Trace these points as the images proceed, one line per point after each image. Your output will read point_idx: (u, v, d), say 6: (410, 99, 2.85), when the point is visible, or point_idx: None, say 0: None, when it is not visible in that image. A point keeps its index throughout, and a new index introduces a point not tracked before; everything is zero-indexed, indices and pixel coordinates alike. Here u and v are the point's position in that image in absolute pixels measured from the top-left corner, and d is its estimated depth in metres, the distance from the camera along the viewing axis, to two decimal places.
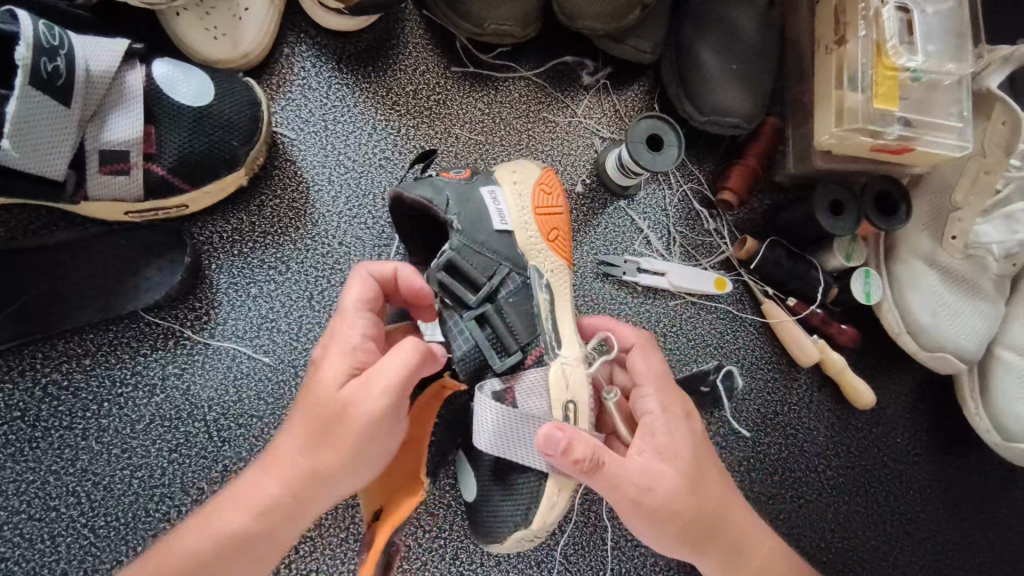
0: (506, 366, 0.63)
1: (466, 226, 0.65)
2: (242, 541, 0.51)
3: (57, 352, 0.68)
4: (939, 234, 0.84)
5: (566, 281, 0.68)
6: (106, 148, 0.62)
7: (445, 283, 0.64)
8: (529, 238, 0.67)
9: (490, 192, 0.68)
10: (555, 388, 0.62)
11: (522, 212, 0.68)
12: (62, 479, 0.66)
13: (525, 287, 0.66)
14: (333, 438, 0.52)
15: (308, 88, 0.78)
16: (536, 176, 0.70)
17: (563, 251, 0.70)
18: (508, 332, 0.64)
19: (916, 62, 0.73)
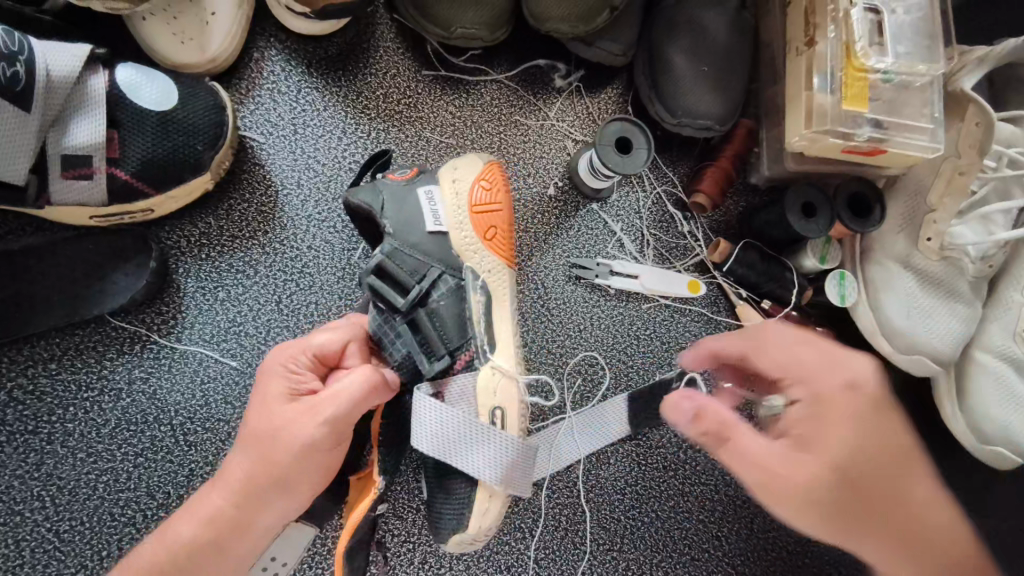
0: (436, 371, 0.64)
1: (398, 230, 0.65)
2: (192, 552, 0.53)
3: (22, 356, 0.68)
4: (914, 236, 0.84)
5: (505, 280, 0.68)
6: (69, 153, 0.62)
7: (378, 285, 0.64)
8: (463, 238, 0.67)
9: (426, 192, 0.68)
10: (483, 394, 0.64)
11: (457, 213, 0.67)
12: (27, 483, 0.66)
13: (457, 288, 0.67)
14: (264, 452, 0.54)
15: (277, 91, 0.78)
16: (475, 172, 0.69)
17: (502, 249, 0.69)
18: (439, 335, 0.65)
19: (886, 64, 0.74)
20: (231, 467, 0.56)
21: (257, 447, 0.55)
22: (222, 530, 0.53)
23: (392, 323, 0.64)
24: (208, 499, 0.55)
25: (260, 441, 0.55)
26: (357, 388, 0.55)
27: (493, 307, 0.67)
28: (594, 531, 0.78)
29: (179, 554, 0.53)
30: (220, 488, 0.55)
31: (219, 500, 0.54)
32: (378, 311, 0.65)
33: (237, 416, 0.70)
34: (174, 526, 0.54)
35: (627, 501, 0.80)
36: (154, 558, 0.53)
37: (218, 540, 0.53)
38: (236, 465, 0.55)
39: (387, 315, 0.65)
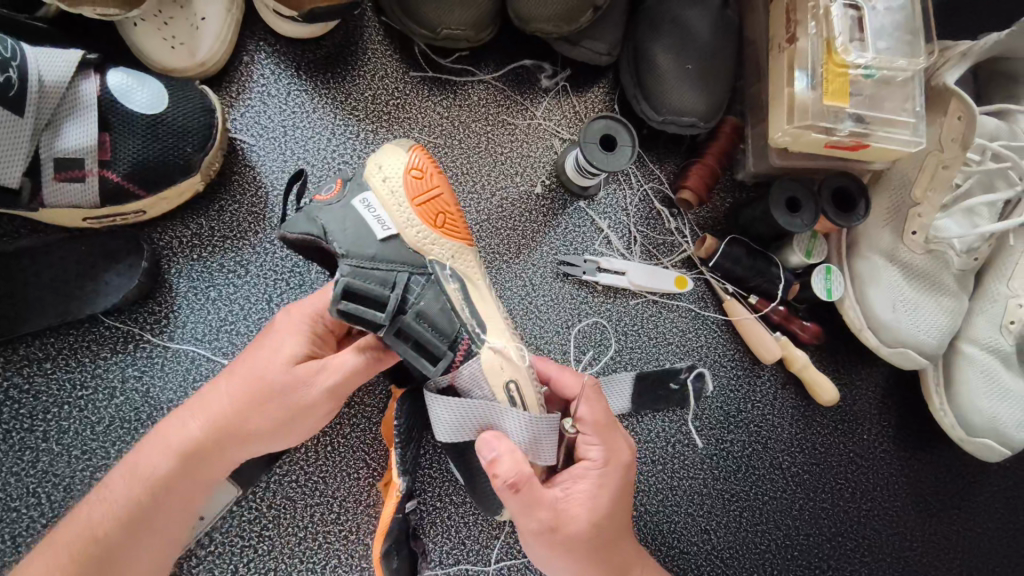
0: (441, 370, 0.60)
1: (349, 247, 0.63)
2: (165, 479, 0.57)
3: (18, 356, 0.69)
4: (900, 230, 0.84)
5: (469, 261, 0.66)
6: (60, 156, 0.64)
7: (349, 308, 0.58)
8: (418, 235, 0.65)
9: (362, 200, 0.65)
10: (494, 375, 0.62)
11: (400, 209, 0.65)
12: (23, 480, 0.67)
13: (429, 285, 0.64)
14: (264, 401, 0.58)
15: (267, 94, 0.79)
16: (404, 161, 0.67)
17: (458, 231, 0.67)
18: (433, 335, 0.61)
19: (865, 59, 0.75)
20: (218, 397, 0.60)
21: (253, 392, 0.59)
22: (194, 460, 0.58)
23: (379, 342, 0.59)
24: (185, 428, 0.59)
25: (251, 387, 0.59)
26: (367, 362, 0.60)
27: (471, 291, 0.65)
28: None
29: (155, 482, 0.57)
30: (201, 419, 0.59)
31: (198, 432, 0.58)
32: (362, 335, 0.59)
33: None
34: (151, 450, 0.58)
35: None
36: (131, 477, 0.57)
37: (192, 470, 0.58)
38: (222, 403, 0.59)
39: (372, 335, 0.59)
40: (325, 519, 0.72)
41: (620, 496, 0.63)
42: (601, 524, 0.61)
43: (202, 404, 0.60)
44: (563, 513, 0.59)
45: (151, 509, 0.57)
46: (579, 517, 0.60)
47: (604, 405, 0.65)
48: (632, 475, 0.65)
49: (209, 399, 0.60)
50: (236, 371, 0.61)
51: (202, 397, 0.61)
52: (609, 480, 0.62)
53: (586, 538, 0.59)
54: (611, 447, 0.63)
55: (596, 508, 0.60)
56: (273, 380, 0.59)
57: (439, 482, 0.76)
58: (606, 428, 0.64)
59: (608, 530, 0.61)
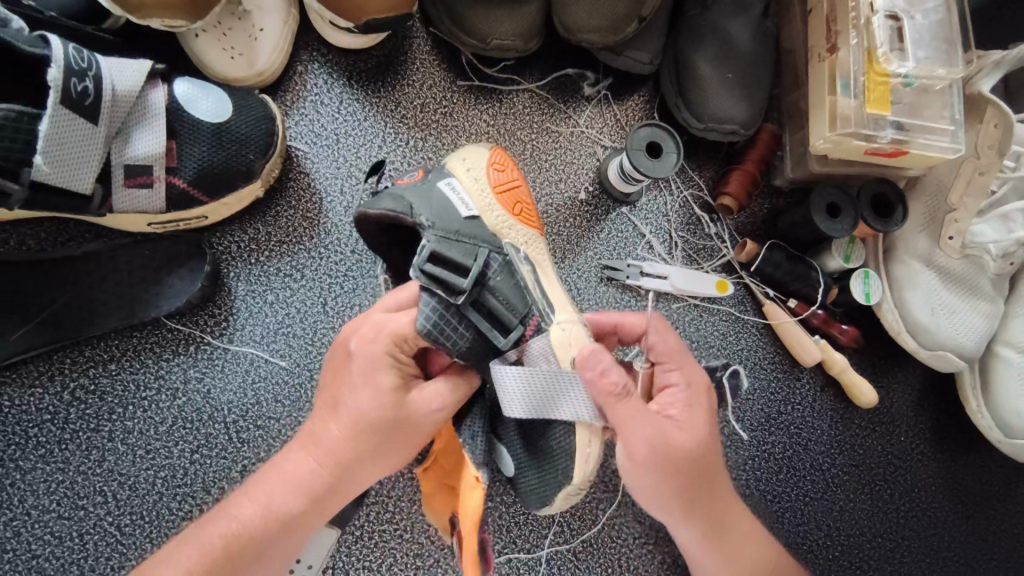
0: (511, 342, 0.62)
1: (436, 221, 0.65)
2: (296, 518, 0.58)
3: (84, 357, 0.71)
4: (937, 235, 0.86)
5: (542, 251, 0.70)
6: (131, 162, 0.66)
7: (435, 271, 0.60)
8: (498, 219, 0.68)
9: (447, 184, 0.68)
10: (561, 350, 0.62)
11: (484, 195, 0.68)
12: (90, 479, 0.68)
13: (507, 264, 0.65)
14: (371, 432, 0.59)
15: (321, 103, 0.81)
16: (486, 158, 0.71)
17: (531, 222, 0.71)
18: (504, 309, 0.63)
19: (906, 68, 0.76)
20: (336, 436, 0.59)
21: (360, 427, 0.59)
22: (318, 497, 0.59)
23: (455, 309, 0.60)
24: (301, 462, 0.59)
25: (359, 425, 0.59)
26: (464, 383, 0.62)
27: (543, 276, 0.68)
28: (631, 527, 0.80)
29: (289, 522, 0.58)
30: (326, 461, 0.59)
31: (320, 470, 0.59)
32: (440, 298, 0.60)
33: (287, 414, 0.73)
34: (276, 492, 0.58)
35: None
36: (260, 506, 0.58)
37: (315, 506, 0.59)
38: (337, 442, 0.59)
39: (449, 300, 0.60)
40: (380, 517, 0.74)
41: (710, 419, 0.62)
42: (700, 449, 0.60)
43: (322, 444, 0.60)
44: (665, 435, 0.58)
45: (279, 544, 0.58)
46: (679, 437, 0.59)
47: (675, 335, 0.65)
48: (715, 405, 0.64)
49: (317, 435, 0.60)
50: (338, 411, 0.60)
51: (314, 432, 0.61)
52: (697, 407, 0.61)
53: (688, 459, 0.59)
54: (688, 373, 0.63)
55: (690, 429, 0.60)
56: (383, 419, 0.59)
57: (490, 482, 0.78)
58: (677, 354, 0.64)
59: (705, 456, 0.60)
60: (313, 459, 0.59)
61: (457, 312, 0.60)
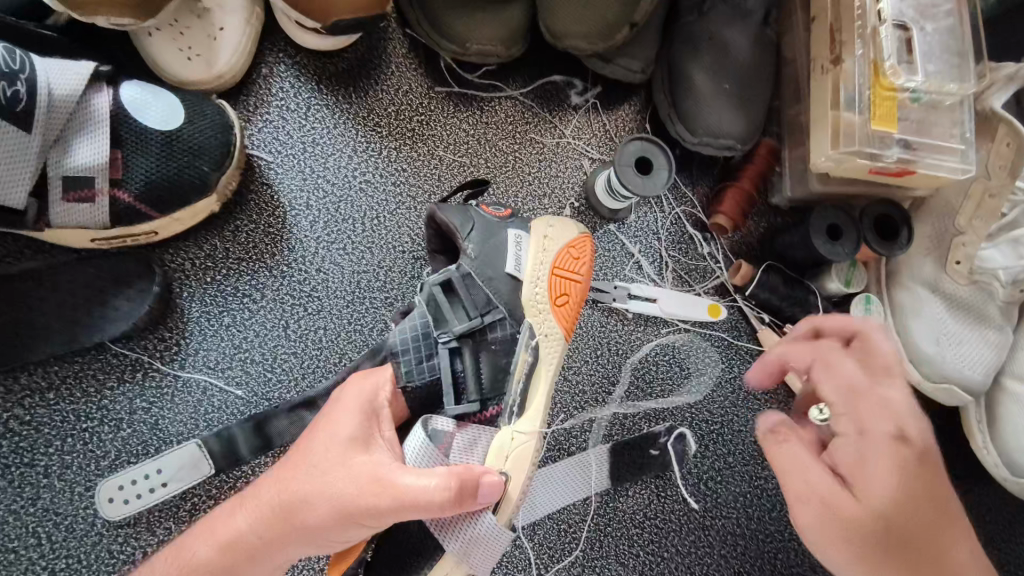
0: (457, 411, 0.60)
1: (480, 260, 0.64)
2: None
3: (19, 385, 0.65)
4: (942, 259, 0.81)
5: (556, 355, 0.64)
6: (71, 174, 0.60)
7: (439, 297, 0.62)
8: (534, 295, 0.65)
9: (516, 236, 0.66)
10: (493, 458, 0.58)
11: (539, 267, 0.66)
12: (22, 519, 0.63)
13: (512, 340, 0.64)
14: (273, 515, 0.50)
15: (286, 109, 0.75)
16: (569, 236, 0.69)
17: (566, 320, 0.66)
18: (474, 380, 0.61)
19: (915, 83, 0.71)
20: (248, 503, 0.52)
21: (308, 465, 0.51)
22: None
23: (433, 339, 0.62)
24: (238, 507, 0.52)
25: (309, 464, 0.51)
26: (431, 491, 0.47)
27: (539, 380, 0.63)
28: (614, 569, 0.75)
29: None
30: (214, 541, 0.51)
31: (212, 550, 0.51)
32: (427, 324, 0.62)
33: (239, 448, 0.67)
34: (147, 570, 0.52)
35: (644, 535, 0.76)
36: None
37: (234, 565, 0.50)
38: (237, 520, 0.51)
39: (434, 330, 0.62)
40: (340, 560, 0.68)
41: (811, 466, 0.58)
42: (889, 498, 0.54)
43: (223, 518, 0.52)
44: (830, 498, 0.56)
45: None
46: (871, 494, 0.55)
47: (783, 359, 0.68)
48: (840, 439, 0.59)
49: (257, 488, 0.53)
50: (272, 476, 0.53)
51: (231, 512, 0.53)
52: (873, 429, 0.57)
53: (863, 530, 0.54)
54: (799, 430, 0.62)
55: (879, 473, 0.55)
56: (329, 481, 0.49)
57: None
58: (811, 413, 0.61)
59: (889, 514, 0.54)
60: (254, 500, 0.52)
61: (435, 345, 0.62)
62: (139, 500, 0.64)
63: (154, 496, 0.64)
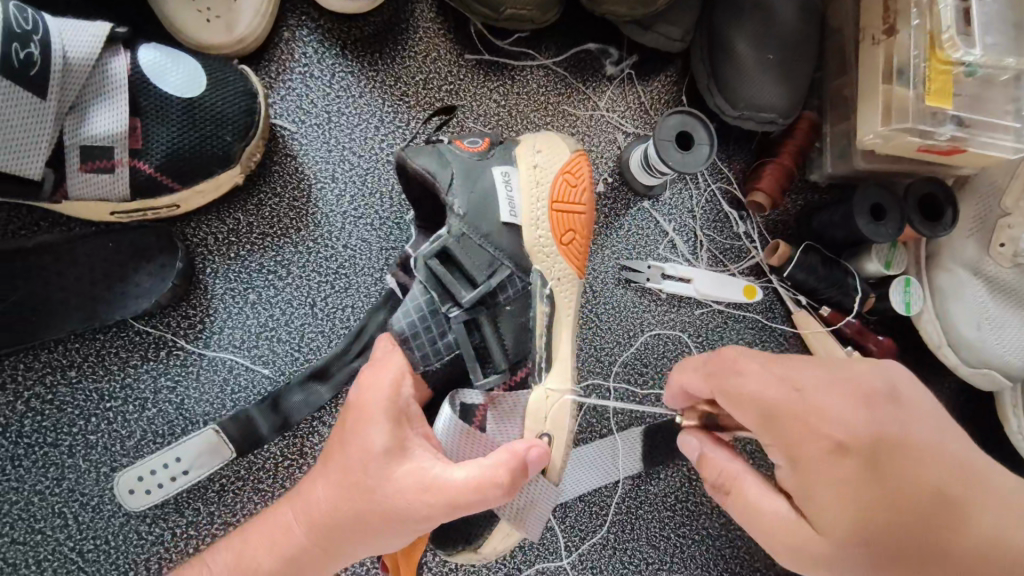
0: (488, 382, 0.57)
1: (470, 213, 0.59)
2: None
3: (40, 363, 0.63)
4: (985, 242, 0.77)
5: (573, 293, 0.62)
6: (87, 143, 0.57)
7: (439, 271, 0.57)
8: (537, 238, 0.61)
9: (503, 172, 0.61)
10: (533, 420, 0.58)
11: (535, 205, 0.61)
12: (47, 500, 0.62)
13: (524, 293, 0.60)
14: (324, 522, 0.49)
15: (310, 76, 0.72)
16: (562, 161, 0.63)
17: (578, 258, 0.63)
18: (497, 345, 0.58)
19: (974, 56, 0.66)
20: (298, 508, 0.51)
21: (350, 486, 0.48)
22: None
23: (442, 317, 0.57)
24: (285, 519, 0.52)
25: (348, 479, 0.48)
26: (471, 494, 0.45)
27: (557, 321, 0.61)
28: (644, 551, 0.74)
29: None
30: (272, 546, 0.51)
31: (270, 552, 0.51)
32: (431, 300, 0.57)
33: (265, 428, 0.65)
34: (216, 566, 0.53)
35: (676, 518, 0.75)
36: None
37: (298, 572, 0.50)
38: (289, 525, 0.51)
39: (440, 305, 0.57)
40: None
41: (848, 482, 0.50)
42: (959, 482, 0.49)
43: (275, 521, 0.52)
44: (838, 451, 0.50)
45: None
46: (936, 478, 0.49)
47: (780, 407, 0.53)
48: (870, 447, 0.50)
49: (304, 490, 0.52)
50: (317, 479, 0.51)
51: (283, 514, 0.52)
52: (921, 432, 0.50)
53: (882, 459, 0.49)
54: (811, 438, 0.51)
55: (941, 465, 0.49)
56: (374, 493, 0.47)
57: None
58: (787, 423, 0.52)
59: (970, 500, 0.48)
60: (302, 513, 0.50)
61: (446, 323, 0.57)
62: (160, 490, 0.62)
63: (174, 485, 0.62)
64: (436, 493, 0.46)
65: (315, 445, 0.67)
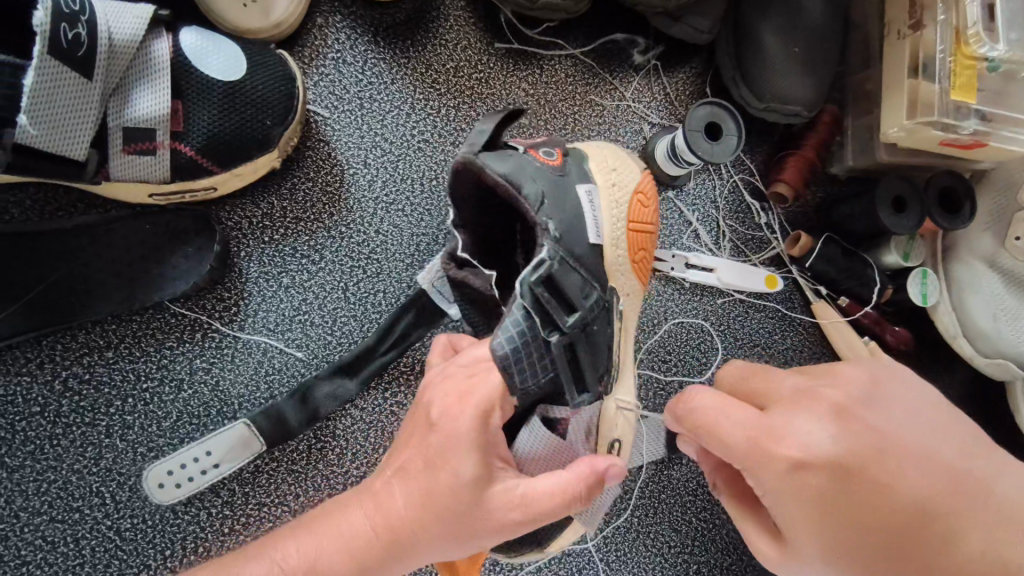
0: (582, 402, 0.57)
1: (561, 233, 0.58)
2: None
3: (77, 344, 0.63)
4: (1002, 235, 0.79)
5: (637, 307, 0.66)
6: (131, 125, 0.57)
7: (545, 297, 0.54)
8: (616, 258, 0.63)
9: (587, 191, 0.62)
10: (605, 429, 0.61)
11: (615, 226, 0.63)
12: (85, 479, 0.62)
13: (608, 312, 0.61)
14: (405, 529, 0.48)
15: (343, 62, 0.72)
16: (634, 181, 0.66)
17: (642, 273, 0.66)
18: (590, 368, 0.58)
19: (997, 52, 0.68)
20: (375, 512, 0.49)
21: (436, 499, 0.48)
22: None
23: (544, 343, 0.54)
24: (354, 526, 0.49)
25: (435, 492, 0.49)
26: (561, 507, 0.49)
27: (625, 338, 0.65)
28: (667, 534, 0.75)
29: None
30: (339, 554, 0.48)
31: (339, 560, 0.48)
32: (535, 327, 0.54)
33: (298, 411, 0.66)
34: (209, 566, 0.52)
35: (698, 503, 0.77)
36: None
37: None
38: (361, 532, 0.49)
39: (543, 331, 0.54)
40: None
41: (826, 501, 0.46)
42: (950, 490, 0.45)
43: (338, 527, 0.50)
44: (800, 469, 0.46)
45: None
46: (912, 490, 0.45)
47: (750, 434, 0.48)
48: (842, 467, 0.46)
49: (376, 496, 0.51)
50: (394, 485, 0.50)
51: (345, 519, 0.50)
52: (902, 431, 0.47)
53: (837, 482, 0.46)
54: (768, 463, 0.47)
55: (906, 471, 0.46)
56: (464, 505, 0.48)
57: None
58: (752, 451, 0.48)
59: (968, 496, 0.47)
60: (371, 521, 0.49)
61: (546, 349, 0.55)
62: (192, 482, 0.63)
63: (205, 478, 0.63)
64: (526, 510, 0.49)
65: (347, 427, 0.67)
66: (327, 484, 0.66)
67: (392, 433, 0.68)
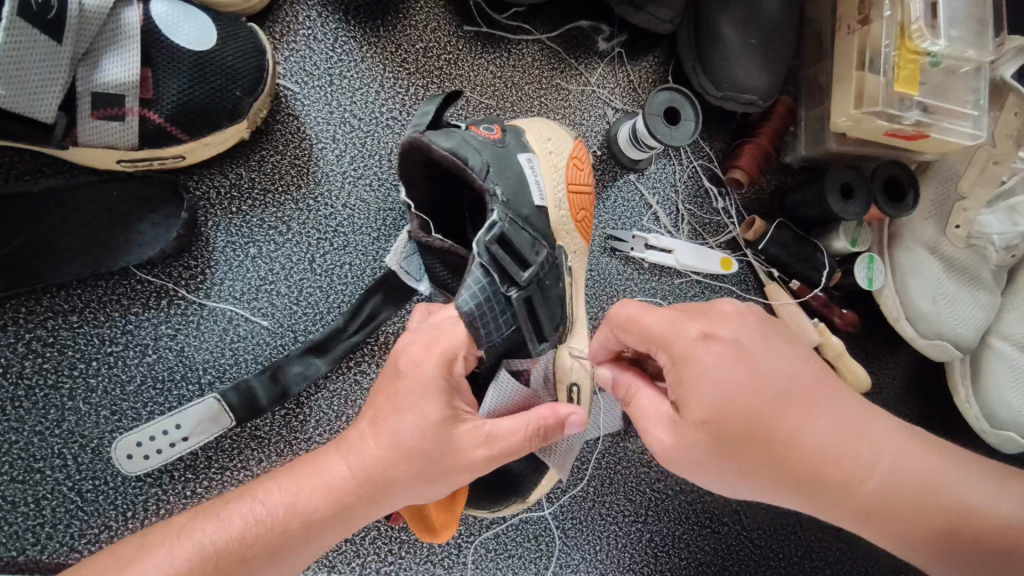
0: (540, 351, 0.61)
1: (509, 197, 0.60)
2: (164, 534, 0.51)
3: (41, 307, 0.64)
4: (943, 223, 0.84)
5: (583, 262, 0.70)
6: (100, 91, 0.58)
7: (500, 254, 0.57)
8: (561, 218, 0.67)
9: (526, 159, 0.65)
10: (561, 377, 0.65)
11: (557, 188, 0.66)
12: (47, 441, 0.63)
13: (558, 265, 0.64)
14: (377, 471, 0.52)
15: (313, 38, 0.73)
16: (569, 149, 0.69)
17: (588, 233, 0.70)
18: (546, 317, 0.61)
19: (938, 46, 0.72)
20: (349, 458, 0.52)
21: (406, 441, 0.52)
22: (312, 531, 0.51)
23: (502, 297, 0.57)
24: (327, 472, 0.52)
25: (405, 435, 0.52)
26: (528, 441, 0.53)
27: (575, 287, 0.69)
28: (622, 504, 0.78)
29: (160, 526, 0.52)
30: (317, 496, 0.52)
31: (315, 502, 0.52)
32: (493, 284, 0.57)
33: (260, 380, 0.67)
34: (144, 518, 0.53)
35: (652, 474, 0.80)
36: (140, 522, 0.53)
37: (337, 525, 0.52)
38: (335, 476, 0.52)
39: (500, 286, 0.57)
40: None
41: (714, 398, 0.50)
42: (801, 398, 0.52)
43: (313, 472, 0.53)
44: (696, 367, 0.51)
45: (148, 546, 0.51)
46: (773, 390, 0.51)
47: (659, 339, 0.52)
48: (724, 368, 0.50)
49: (349, 445, 0.53)
50: (365, 433, 0.53)
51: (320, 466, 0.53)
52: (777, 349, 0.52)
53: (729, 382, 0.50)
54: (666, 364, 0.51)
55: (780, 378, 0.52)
56: (434, 446, 0.51)
57: None
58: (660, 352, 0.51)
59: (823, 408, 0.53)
60: (347, 467, 0.52)
61: (505, 304, 0.57)
62: (160, 455, 0.64)
63: (173, 451, 0.64)
64: (493, 446, 0.53)
65: (310, 395, 0.69)
66: (289, 450, 0.68)
67: (355, 401, 0.70)
